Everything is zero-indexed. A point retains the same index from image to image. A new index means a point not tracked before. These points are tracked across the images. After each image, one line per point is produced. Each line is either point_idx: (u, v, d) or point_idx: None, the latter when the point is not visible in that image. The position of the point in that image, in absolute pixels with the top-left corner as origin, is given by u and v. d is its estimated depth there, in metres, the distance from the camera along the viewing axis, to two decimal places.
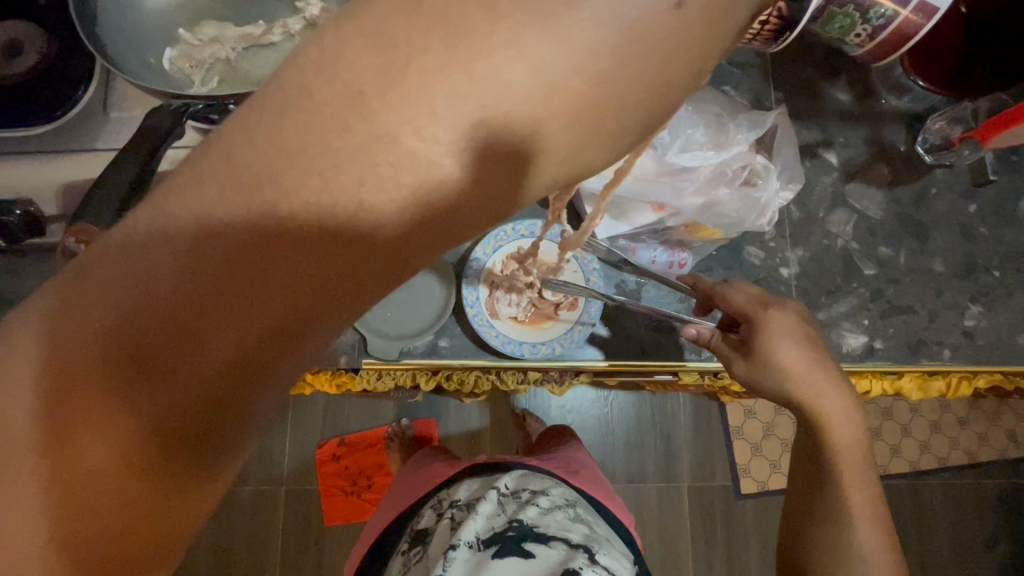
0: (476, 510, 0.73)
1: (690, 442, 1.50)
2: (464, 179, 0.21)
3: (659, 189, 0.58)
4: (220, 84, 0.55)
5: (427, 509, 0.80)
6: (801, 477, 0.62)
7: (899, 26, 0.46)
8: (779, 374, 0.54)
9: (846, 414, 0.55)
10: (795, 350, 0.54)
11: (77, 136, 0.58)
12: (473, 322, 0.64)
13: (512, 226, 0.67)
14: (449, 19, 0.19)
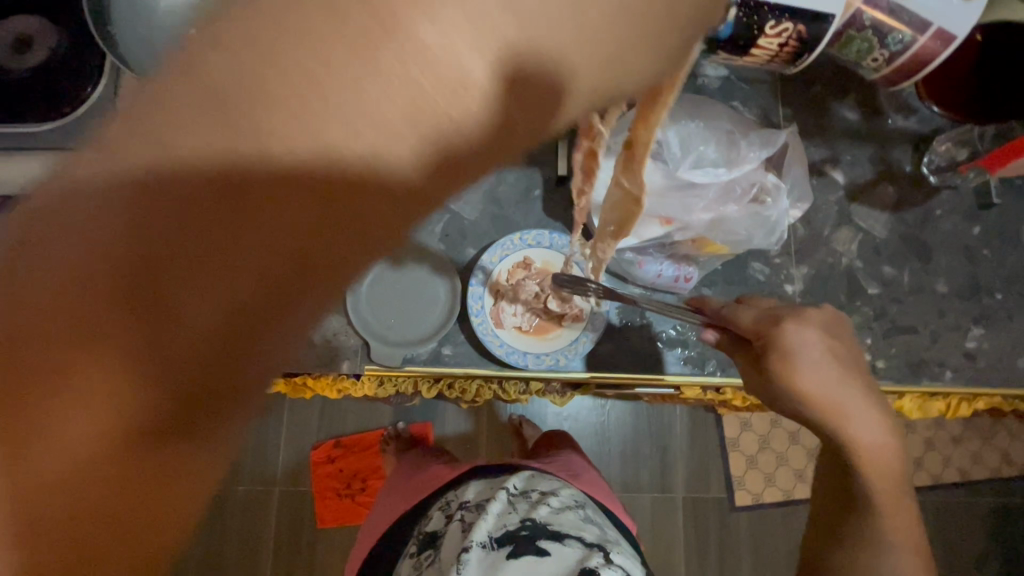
0: (487, 510, 0.73)
1: (686, 452, 1.49)
2: (437, 113, 0.25)
3: (666, 202, 0.58)
4: None
5: (436, 512, 0.79)
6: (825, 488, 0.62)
7: (917, 52, 0.47)
8: (801, 396, 0.53)
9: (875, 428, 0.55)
10: (815, 369, 0.52)
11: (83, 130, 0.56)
12: (475, 330, 0.64)
13: (519, 235, 0.67)
14: None
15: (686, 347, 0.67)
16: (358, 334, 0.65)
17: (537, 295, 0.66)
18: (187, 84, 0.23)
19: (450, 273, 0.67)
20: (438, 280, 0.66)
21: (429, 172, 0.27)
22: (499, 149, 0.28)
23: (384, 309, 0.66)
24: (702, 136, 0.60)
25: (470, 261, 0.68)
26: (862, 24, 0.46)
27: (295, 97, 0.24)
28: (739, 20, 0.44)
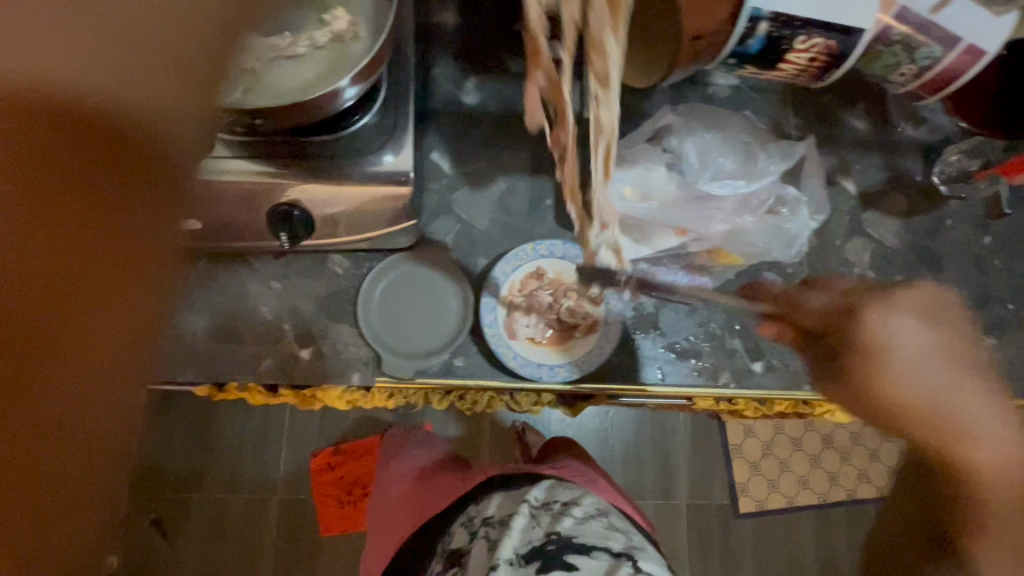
0: (511, 525, 0.71)
1: (690, 458, 1.49)
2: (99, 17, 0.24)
3: (687, 212, 0.60)
4: (241, 95, 0.54)
5: (458, 529, 0.78)
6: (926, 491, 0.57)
7: (947, 66, 0.46)
8: (885, 396, 0.48)
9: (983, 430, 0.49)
10: (904, 364, 0.48)
11: None
12: (489, 342, 0.63)
13: (532, 245, 0.66)
14: None
15: (699, 358, 0.67)
16: (368, 346, 0.64)
17: (551, 305, 0.65)
18: None
19: (463, 282, 0.66)
20: (450, 291, 0.66)
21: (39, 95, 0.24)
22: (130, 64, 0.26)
23: (395, 321, 0.65)
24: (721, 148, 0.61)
25: (482, 271, 0.68)
26: (891, 39, 0.46)
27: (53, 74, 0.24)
28: (767, 33, 0.45)
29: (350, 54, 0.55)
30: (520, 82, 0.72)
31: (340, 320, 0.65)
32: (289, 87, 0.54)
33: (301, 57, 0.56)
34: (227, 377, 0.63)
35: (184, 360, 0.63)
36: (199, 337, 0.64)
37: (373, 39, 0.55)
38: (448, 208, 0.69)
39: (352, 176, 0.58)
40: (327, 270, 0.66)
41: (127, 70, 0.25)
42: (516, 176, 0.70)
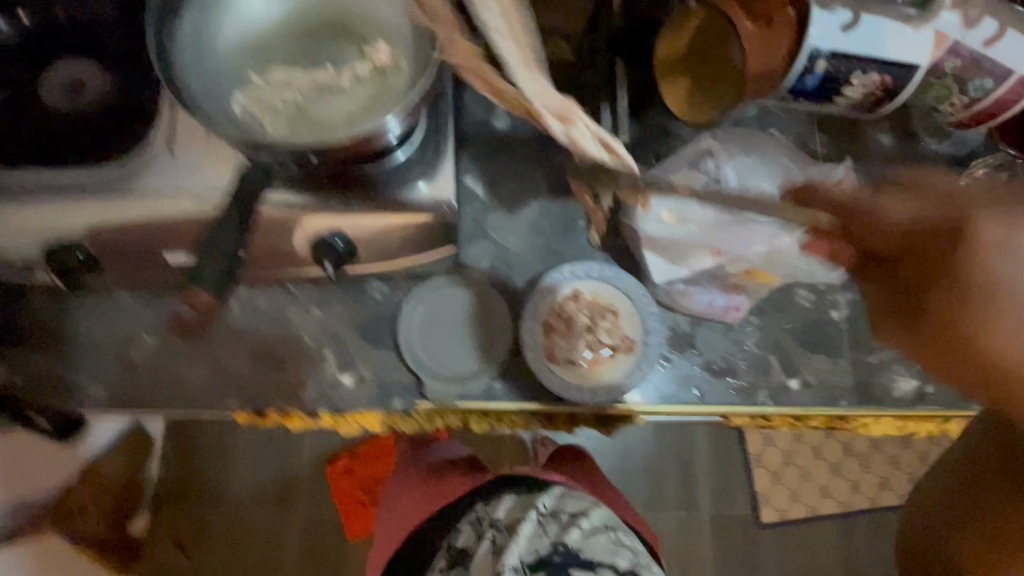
0: (519, 533, 0.75)
1: (710, 469, 1.49)
2: None
3: (738, 237, 0.60)
4: (292, 131, 0.55)
5: (465, 525, 0.80)
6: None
7: (998, 97, 0.51)
8: (1000, 344, 0.43)
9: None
10: (1012, 295, 0.42)
11: (139, 175, 0.57)
12: (530, 367, 0.64)
13: (569, 269, 0.67)
14: None
15: (736, 377, 0.67)
16: (408, 371, 0.65)
17: (589, 327, 0.65)
18: None
19: (501, 305, 0.67)
20: (489, 315, 0.67)
21: None
22: None
23: (435, 345, 0.65)
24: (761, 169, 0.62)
25: (518, 294, 0.68)
26: (943, 71, 0.50)
27: None
28: (824, 71, 0.48)
29: (393, 87, 0.56)
30: None
31: (379, 347, 0.65)
32: (336, 122, 0.55)
33: (345, 90, 0.57)
34: (272, 405, 0.64)
35: (230, 390, 0.64)
36: (241, 367, 0.65)
37: (415, 71, 0.56)
38: (483, 233, 0.70)
39: (397, 205, 0.59)
40: (365, 298, 0.67)
41: None
42: (548, 199, 0.71)
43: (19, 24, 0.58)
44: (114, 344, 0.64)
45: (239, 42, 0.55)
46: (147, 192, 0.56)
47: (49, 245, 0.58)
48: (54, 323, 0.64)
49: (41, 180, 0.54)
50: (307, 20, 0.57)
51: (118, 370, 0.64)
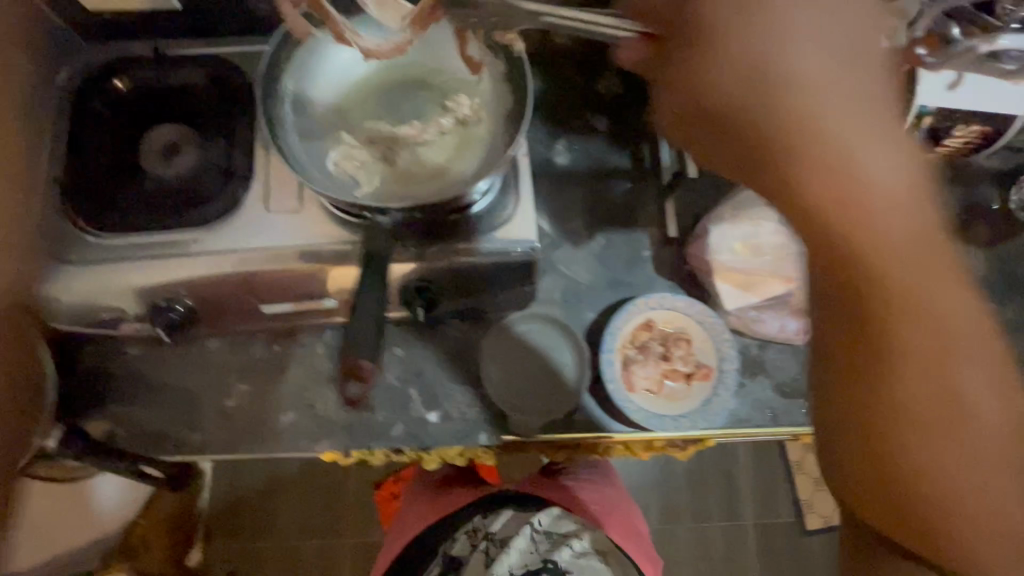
0: (511, 546, 0.83)
1: (752, 478, 1.50)
2: None
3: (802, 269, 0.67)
4: (385, 186, 0.57)
5: (461, 534, 0.87)
6: (919, 413, 0.35)
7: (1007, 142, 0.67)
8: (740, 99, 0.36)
9: (882, 181, 0.34)
10: (791, 68, 0.34)
11: (235, 233, 0.59)
12: (611, 397, 0.66)
13: (642, 300, 0.69)
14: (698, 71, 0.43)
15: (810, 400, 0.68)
16: (489, 405, 0.67)
17: (665, 355, 0.68)
18: None
19: (579, 340, 0.69)
20: (569, 348, 0.68)
21: None
22: None
23: (518, 381, 0.67)
24: None
25: (590, 326, 0.71)
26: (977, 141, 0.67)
27: None
28: (928, 126, 0.60)
29: (477, 137, 0.59)
30: (606, 140, 0.76)
31: (461, 383, 0.68)
32: (424, 175, 0.58)
33: (430, 142, 0.59)
34: (361, 445, 0.66)
35: (321, 431, 0.66)
36: (330, 409, 0.67)
37: (500, 123, 0.59)
38: (552, 267, 0.72)
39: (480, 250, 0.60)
40: (445, 336, 0.69)
41: None
42: (612, 231, 0.73)
43: (115, 92, 0.64)
44: (210, 391, 0.67)
45: (332, 105, 0.59)
46: (244, 248, 0.59)
47: (153, 299, 0.61)
48: (150, 372, 0.67)
49: (132, 240, 0.59)
50: (392, 81, 0.60)
51: (215, 417, 0.66)
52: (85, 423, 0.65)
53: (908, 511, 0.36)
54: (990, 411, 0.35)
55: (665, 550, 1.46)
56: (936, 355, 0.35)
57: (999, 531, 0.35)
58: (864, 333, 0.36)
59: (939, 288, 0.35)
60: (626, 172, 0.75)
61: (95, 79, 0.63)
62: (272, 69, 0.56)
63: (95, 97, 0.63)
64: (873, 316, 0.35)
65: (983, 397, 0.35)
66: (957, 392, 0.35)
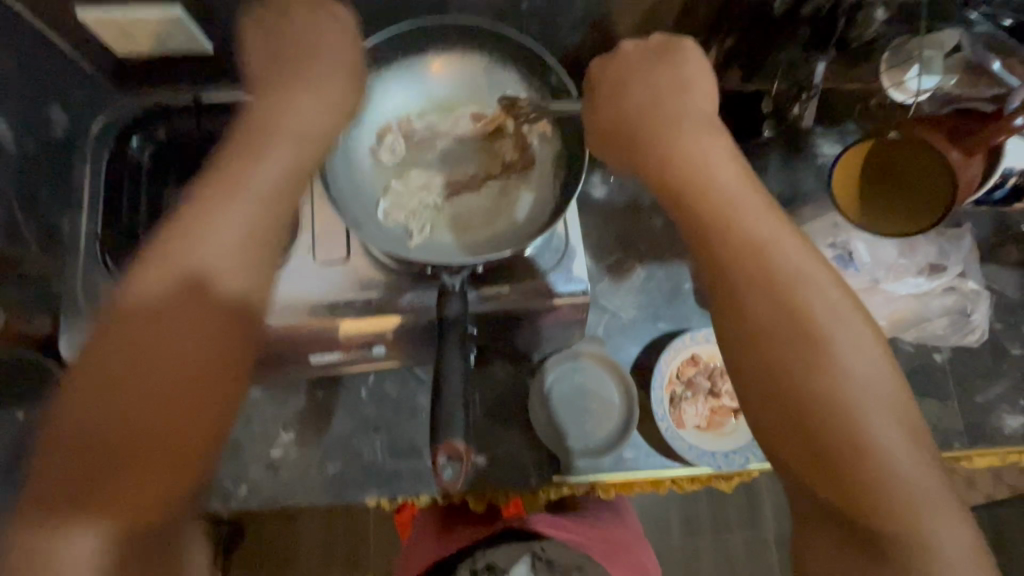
0: (510, 573, 0.75)
1: (772, 488, 1.49)
2: (279, 176, 0.48)
3: (871, 304, 0.67)
4: (437, 234, 0.57)
5: (462, 564, 0.78)
6: (773, 326, 0.41)
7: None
8: (632, 108, 0.49)
9: (742, 183, 0.45)
10: (662, 102, 0.49)
11: (287, 285, 0.58)
12: (664, 436, 0.66)
13: (688, 335, 0.69)
14: (715, 159, 0.46)
15: None
16: (538, 446, 0.67)
17: (714, 392, 0.68)
18: (180, 246, 0.45)
19: (626, 377, 0.68)
20: (615, 385, 0.68)
21: (244, 231, 0.46)
22: (260, 180, 0.48)
23: (567, 420, 0.67)
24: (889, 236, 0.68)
25: (634, 361, 0.71)
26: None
27: (188, 222, 0.45)
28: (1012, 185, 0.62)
29: (526, 181, 0.59)
30: None
31: (509, 427, 0.67)
32: (476, 223, 0.57)
33: (481, 188, 0.59)
34: (409, 491, 0.65)
35: (368, 480, 0.66)
36: (378, 456, 0.66)
37: (548, 167, 0.59)
38: (594, 302, 0.72)
39: (558, 294, 0.60)
40: (490, 377, 0.69)
41: (195, 256, 0.44)
42: (652, 264, 0.74)
43: (154, 139, 0.63)
44: (255, 441, 0.66)
45: (375, 151, 0.58)
46: (298, 301, 0.58)
47: None
48: None
49: None
50: (441, 122, 0.60)
51: (262, 469, 0.65)
52: None
53: (780, 416, 0.39)
54: (833, 326, 0.40)
55: (687, 565, 1.45)
56: (781, 279, 0.41)
57: (858, 424, 0.38)
58: (727, 277, 0.42)
59: (793, 247, 0.43)
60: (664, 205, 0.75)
61: (135, 129, 0.62)
62: None
63: (131, 146, 0.62)
64: (734, 259, 0.42)
65: (823, 312, 0.41)
66: (801, 306, 0.41)
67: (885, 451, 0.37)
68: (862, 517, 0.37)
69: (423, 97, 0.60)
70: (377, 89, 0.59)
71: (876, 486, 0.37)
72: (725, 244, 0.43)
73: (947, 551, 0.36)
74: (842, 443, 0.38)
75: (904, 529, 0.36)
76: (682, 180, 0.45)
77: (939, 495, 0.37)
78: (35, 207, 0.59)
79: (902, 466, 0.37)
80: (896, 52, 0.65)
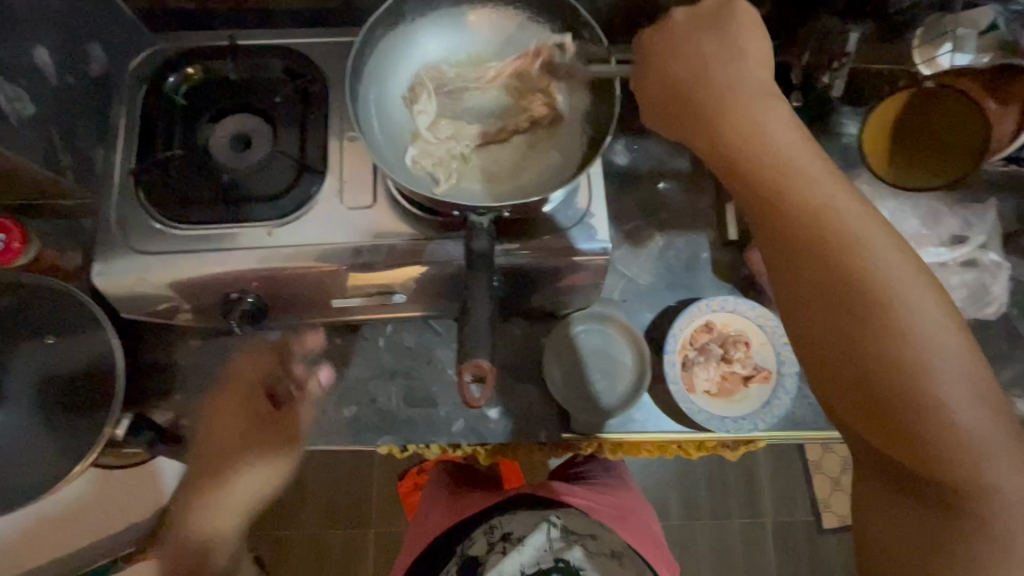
0: (525, 541, 0.79)
1: (772, 477, 1.50)
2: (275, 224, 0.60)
3: None
4: (463, 184, 0.57)
5: (478, 534, 0.82)
6: (834, 290, 0.41)
7: None
8: (682, 75, 0.50)
9: (796, 153, 0.46)
10: (713, 68, 0.49)
11: (310, 227, 0.59)
12: (674, 398, 0.67)
13: (704, 302, 0.70)
14: (759, 124, 0.47)
15: None
16: (550, 405, 0.68)
17: (727, 357, 0.68)
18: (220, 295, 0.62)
19: (639, 342, 0.69)
20: (627, 348, 0.69)
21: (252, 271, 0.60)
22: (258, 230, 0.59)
23: (580, 378, 0.68)
24: (910, 208, 0.70)
25: (649, 327, 0.72)
26: None
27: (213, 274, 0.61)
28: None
29: (553, 137, 0.59)
30: (667, 141, 0.76)
31: (521, 382, 0.69)
32: (501, 175, 0.58)
33: (507, 141, 0.59)
34: (421, 439, 0.67)
35: (383, 425, 0.67)
36: (392, 403, 0.68)
37: (575, 123, 0.59)
38: (612, 267, 0.73)
39: (577, 250, 0.60)
40: (507, 333, 0.70)
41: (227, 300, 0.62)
42: (672, 233, 0.74)
43: (189, 79, 0.64)
44: None
45: (407, 102, 0.59)
46: (321, 244, 0.59)
47: (224, 292, 0.61)
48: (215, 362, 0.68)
49: (212, 227, 0.59)
50: (471, 73, 0.60)
51: None
52: (152, 412, 0.67)
53: (843, 371, 0.41)
54: (899, 286, 0.40)
55: (683, 548, 1.47)
56: (841, 246, 0.42)
57: (921, 382, 0.38)
58: (787, 243, 0.44)
59: (845, 215, 0.43)
60: (686, 175, 0.76)
61: (170, 68, 0.63)
62: (354, 67, 0.57)
63: (166, 84, 0.63)
64: (791, 225, 0.44)
65: (888, 274, 0.41)
66: (863, 270, 0.41)
67: (950, 405, 0.38)
68: (921, 466, 0.39)
69: (454, 51, 0.61)
70: (413, 41, 0.61)
71: (940, 439, 0.38)
72: (784, 216, 0.44)
73: (1006, 493, 0.38)
74: (903, 400, 0.38)
75: (959, 472, 0.38)
76: (739, 147, 0.46)
77: (1003, 445, 0.38)
78: (72, 141, 0.61)
79: (964, 418, 0.38)
80: (929, 29, 0.65)
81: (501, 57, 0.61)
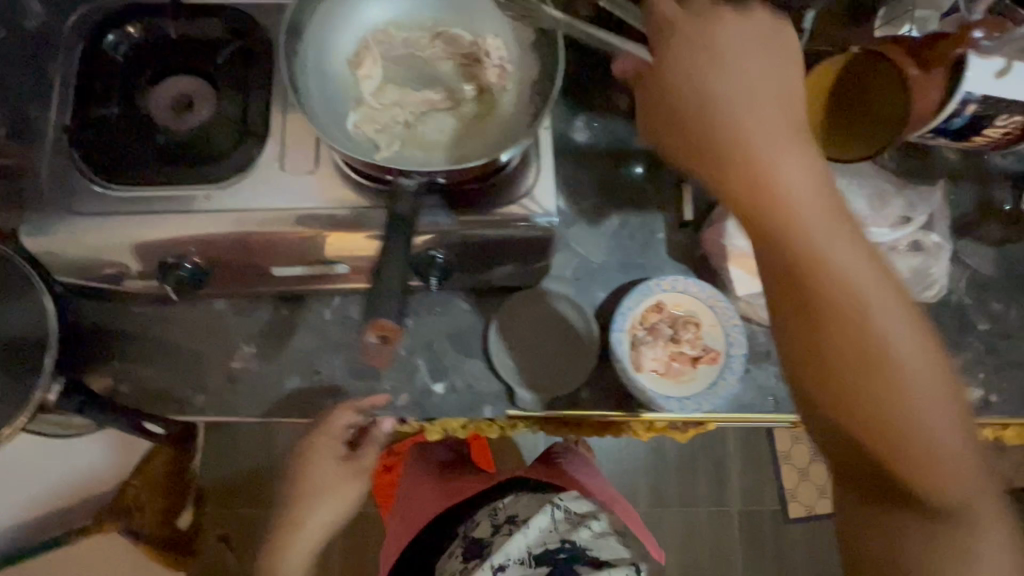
0: (528, 523, 0.72)
1: (741, 465, 1.51)
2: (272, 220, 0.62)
3: None
4: (406, 151, 0.56)
5: (482, 516, 0.77)
6: (837, 331, 0.40)
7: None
8: (683, 75, 0.44)
9: (799, 171, 0.42)
10: (714, 67, 0.44)
11: (249, 192, 0.58)
12: (620, 376, 0.66)
13: (655, 281, 0.69)
14: (758, 133, 0.42)
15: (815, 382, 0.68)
16: (497, 381, 0.67)
17: (675, 337, 0.68)
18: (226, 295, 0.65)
19: (587, 318, 0.68)
20: (576, 325, 0.68)
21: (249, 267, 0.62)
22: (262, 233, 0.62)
23: (527, 354, 0.67)
24: (859, 190, 0.69)
25: (601, 305, 0.71)
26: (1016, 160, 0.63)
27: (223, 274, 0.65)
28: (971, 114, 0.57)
29: (501, 106, 0.58)
30: (628, 119, 0.75)
31: (469, 358, 0.68)
32: (445, 143, 0.56)
33: (453, 109, 0.58)
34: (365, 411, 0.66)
35: (327, 398, 0.66)
36: (337, 375, 0.67)
37: (524, 92, 0.58)
38: (566, 244, 0.72)
39: (517, 221, 0.59)
40: (457, 308, 0.69)
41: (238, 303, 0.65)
42: (629, 212, 0.73)
43: (129, 38, 0.62)
44: (217, 352, 0.67)
45: (352, 68, 0.58)
46: (260, 208, 0.58)
47: (160, 257, 0.60)
48: (158, 329, 0.67)
49: (148, 189, 0.57)
50: (420, 41, 0.59)
51: (222, 380, 0.66)
52: (92, 378, 0.66)
53: (842, 412, 0.40)
54: (892, 326, 0.40)
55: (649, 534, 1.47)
56: (844, 283, 0.40)
57: (912, 424, 0.39)
58: (788, 275, 0.41)
59: (840, 243, 0.41)
60: (644, 153, 0.74)
61: (109, 25, 0.61)
62: (294, 29, 0.55)
63: (106, 41, 0.61)
64: (795, 255, 0.41)
65: (880, 310, 0.40)
66: (868, 318, 0.40)
67: (935, 445, 0.39)
68: (904, 500, 0.40)
69: (403, 17, 0.60)
70: (362, 6, 0.59)
71: (925, 477, 0.39)
72: (797, 257, 0.41)
73: (976, 521, 0.40)
74: (897, 442, 0.39)
75: (938, 506, 0.39)
76: (746, 167, 0.42)
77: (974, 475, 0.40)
78: None
79: (947, 455, 0.39)
80: (892, 9, 0.66)
81: (451, 25, 0.60)
